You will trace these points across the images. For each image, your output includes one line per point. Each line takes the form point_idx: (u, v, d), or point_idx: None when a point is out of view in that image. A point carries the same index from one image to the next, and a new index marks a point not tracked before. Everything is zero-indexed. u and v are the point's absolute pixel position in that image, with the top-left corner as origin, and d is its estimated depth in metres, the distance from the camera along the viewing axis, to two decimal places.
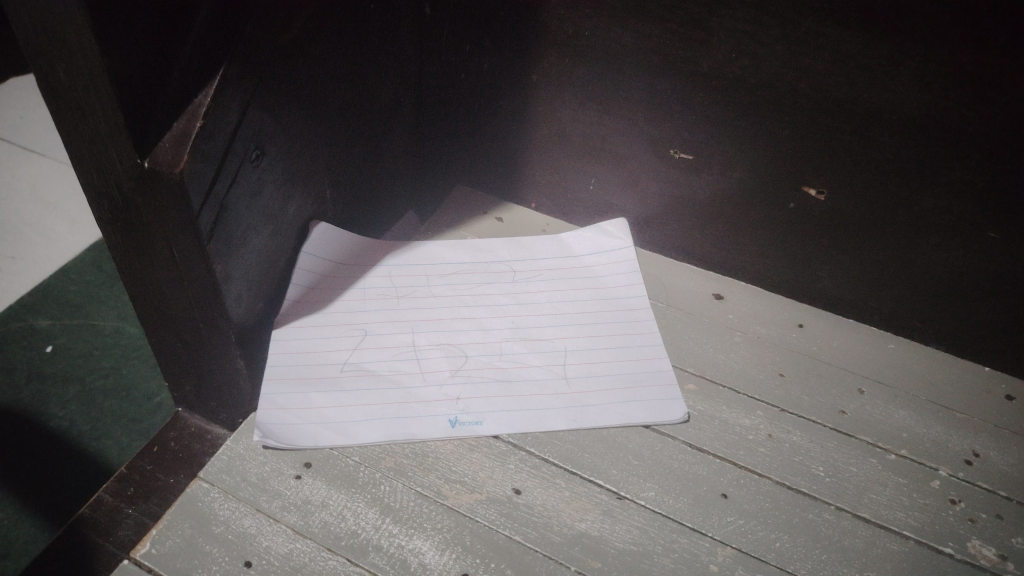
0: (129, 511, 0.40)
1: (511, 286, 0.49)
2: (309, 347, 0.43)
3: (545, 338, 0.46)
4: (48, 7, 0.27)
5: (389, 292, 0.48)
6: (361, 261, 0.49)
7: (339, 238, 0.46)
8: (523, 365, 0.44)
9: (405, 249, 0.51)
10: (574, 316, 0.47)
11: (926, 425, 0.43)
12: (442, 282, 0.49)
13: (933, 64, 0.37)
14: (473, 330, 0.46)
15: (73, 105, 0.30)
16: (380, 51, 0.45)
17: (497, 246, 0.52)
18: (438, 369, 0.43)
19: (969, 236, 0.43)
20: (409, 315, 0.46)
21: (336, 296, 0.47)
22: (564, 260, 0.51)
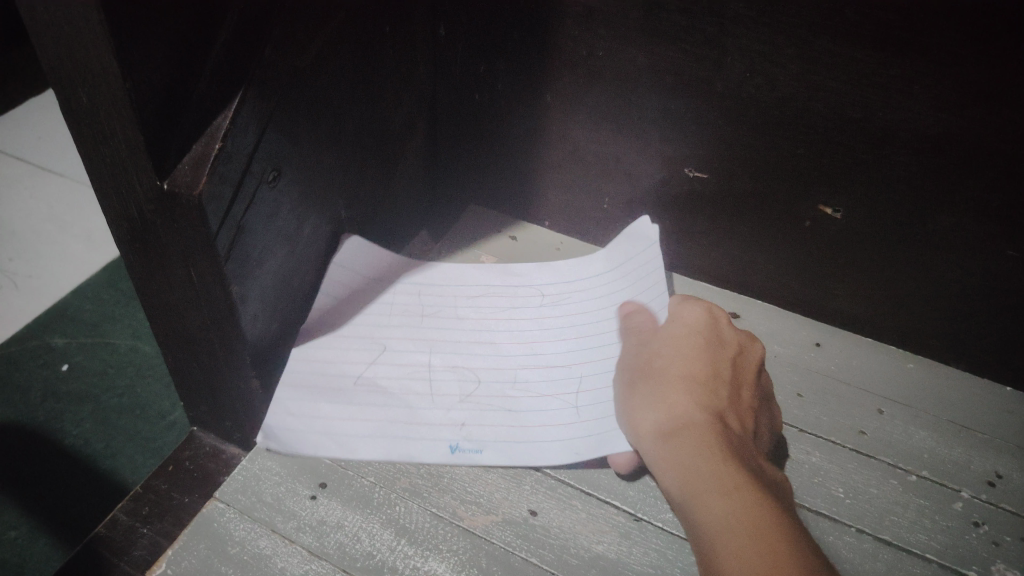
0: (143, 530, 0.41)
1: (537, 312, 0.48)
2: (321, 359, 0.43)
3: (558, 363, 0.45)
4: (69, 35, 0.28)
5: (416, 312, 0.47)
6: (387, 279, 0.49)
7: (354, 253, 0.46)
8: (541, 398, 0.42)
9: (433, 268, 0.50)
10: (593, 340, 0.46)
11: (947, 446, 0.43)
12: (464, 306, 0.48)
13: (947, 85, 0.37)
14: (486, 353, 0.45)
15: (94, 129, 0.30)
16: (392, 75, 0.45)
17: (518, 269, 0.51)
18: (448, 396, 0.42)
19: (986, 254, 0.42)
20: (432, 336, 0.46)
21: (361, 310, 0.47)
22: (588, 276, 0.50)
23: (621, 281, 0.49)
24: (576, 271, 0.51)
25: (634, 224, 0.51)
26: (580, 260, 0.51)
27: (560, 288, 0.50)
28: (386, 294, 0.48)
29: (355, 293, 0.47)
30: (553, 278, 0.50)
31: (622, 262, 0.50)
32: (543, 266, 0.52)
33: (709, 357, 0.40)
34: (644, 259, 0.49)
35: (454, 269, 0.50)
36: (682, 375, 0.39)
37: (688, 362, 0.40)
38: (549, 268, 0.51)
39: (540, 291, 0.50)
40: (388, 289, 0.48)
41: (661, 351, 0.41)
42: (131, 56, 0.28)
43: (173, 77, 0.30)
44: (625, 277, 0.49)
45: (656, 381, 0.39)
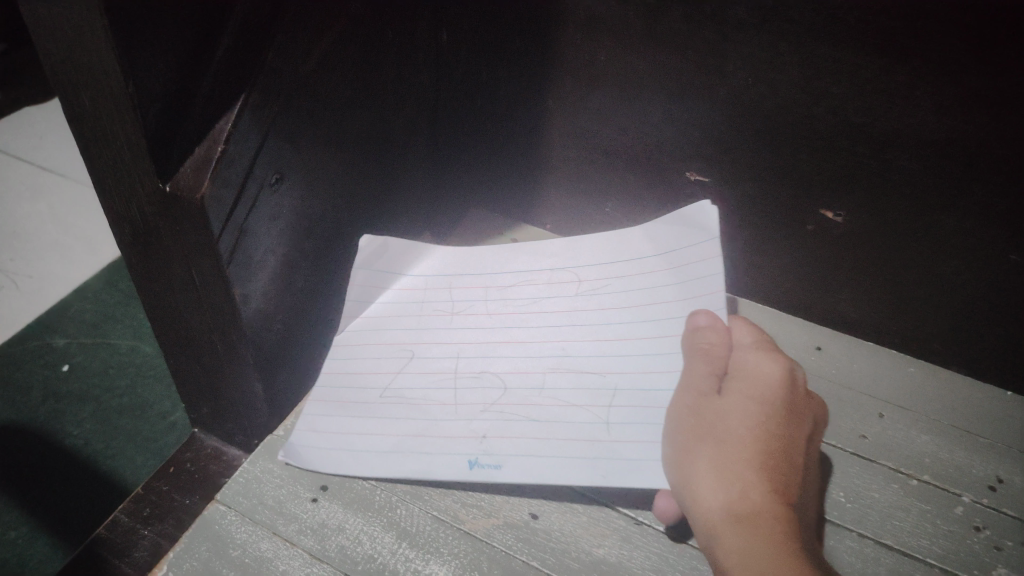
0: (144, 532, 0.43)
1: (571, 304, 0.44)
2: (343, 360, 0.42)
3: (591, 366, 0.41)
4: (73, 41, 0.28)
5: (445, 309, 0.45)
6: (419, 266, 0.47)
7: (379, 253, 0.45)
8: (568, 407, 0.39)
9: (469, 254, 0.47)
10: (635, 342, 0.41)
11: (949, 451, 0.43)
12: (497, 299, 0.45)
13: (950, 90, 0.37)
14: (513, 353, 0.42)
15: (98, 132, 0.31)
16: (395, 78, 0.45)
17: (556, 248, 0.47)
18: (471, 403, 0.39)
19: (989, 259, 0.42)
20: (462, 336, 0.43)
21: (390, 304, 0.45)
22: (633, 259, 0.45)
23: (669, 270, 0.44)
24: (617, 251, 0.46)
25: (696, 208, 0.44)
26: (623, 233, 0.46)
27: (598, 277, 0.45)
28: (412, 280, 0.46)
29: (379, 283, 0.46)
30: (591, 259, 0.46)
31: (670, 245, 0.44)
32: (582, 239, 0.47)
33: (789, 429, 0.34)
34: (699, 243, 0.43)
35: (489, 251, 0.47)
36: (760, 449, 0.33)
37: (770, 435, 0.33)
38: (593, 243, 0.47)
39: (579, 275, 0.45)
40: (418, 277, 0.47)
41: (740, 411, 0.34)
42: (137, 62, 0.28)
43: (178, 81, 0.30)
44: (668, 266, 0.44)
45: (733, 450, 0.33)
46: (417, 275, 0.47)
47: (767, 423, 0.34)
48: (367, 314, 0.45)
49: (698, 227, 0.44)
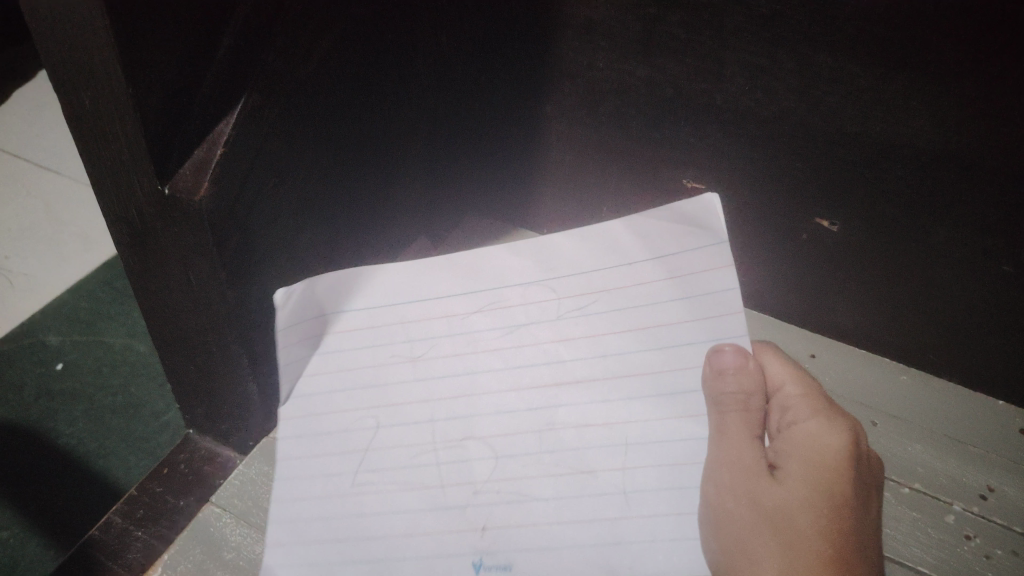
0: (137, 533, 0.43)
1: (553, 331, 0.39)
2: (316, 428, 0.38)
3: (593, 429, 0.37)
4: (77, 44, 0.28)
5: (405, 354, 0.39)
6: (359, 291, 0.40)
7: (304, 304, 0.38)
8: (566, 480, 0.36)
9: (419, 266, 0.40)
10: (642, 380, 0.38)
11: (939, 460, 0.45)
12: (464, 334, 0.39)
13: (945, 102, 0.36)
14: (494, 413, 0.38)
15: (97, 133, 0.31)
16: (393, 83, 0.44)
17: (527, 255, 0.40)
18: (459, 484, 0.36)
19: (981, 268, 0.42)
20: (436, 389, 0.38)
21: (339, 347, 0.39)
22: (623, 264, 0.39)
23: (671, 279, 0.38)
24: (605, 259, 0.39)
25: (700, 202, 0.38)
26: (613, 234, 0.39)
27: (586, 296, 0.39)
28: (363, 313, 0.40)
29: (307, 330, 0.38)
30: (575, 278, 0.40)
31: (672, 252, 0.38)
32: (560, 238, 0.40)
33: (858, 515, 0.35)
34: (702, 249, 0.38)
35: (447, 262, 0.40)
36: (828, 541, 0.34)
37: (836, 529, 0.34)
38: (572, 244, 0.40)
39: (557, 291, 0.40)
40: (365, 304, 0.40)
41: (800, 499, 0.35)
42: (138, 63, 0.28)
43: (179, 83, 0.30)
44: (670, 276, 0.38)
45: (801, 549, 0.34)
46: (360, 307, 0.40)
47: (834, 510, 0.35)
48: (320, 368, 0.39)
49: (703, 232, 0.38)
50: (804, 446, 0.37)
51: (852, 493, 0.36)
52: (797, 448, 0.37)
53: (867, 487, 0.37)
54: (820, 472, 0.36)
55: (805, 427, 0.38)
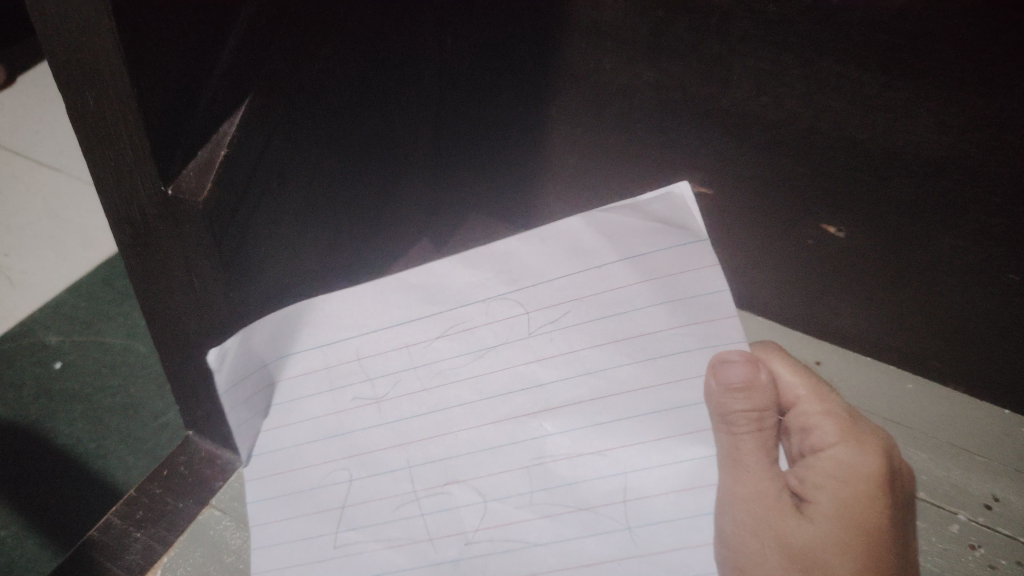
0: (137, 535, 0.44)
1: (530, 355, 0.39)
2: (301, 483, 0.40)
3: (584, 463, 0.38)
4: (82, 42, 0.27)
5: (369, 396, 0.40)
6: (300, 334, 0.39)
7: (243, 364, 0.38)
8: (557, 522, 0.38)
9: (360, 292, 0.40)
10: (637, 397, 0.38)
11: (944, 468, 0.46)
12: (430, 364, 0.39)
13: (952, 110, 0.36)
14: (476, 451, 0.39)
15: (102, 133, 0.30)
16: (399, 83, 0.44)
17: (490, 270, 0.39)
18: (448, 535, 0.38)
19: (986, 277, 0.42)
20: (406, 430, 0.39)
21: (298, 394, 0.40)
22: (594, 265, 0.38)
23: (648, 281, 0.38)
24: (573, 265, 0.39)
25: (673, 193, 0.37)
26: (580, 237, 0.39)
27: (559, 309, 0.39)
28: (312, 352, 0.40)
29: (247, 391, 0.39)
30: (541, 290, 0.39)
31: (643, 250, 0.38)
32: (519, 245, 0.39)
33: (890, 529, 0.36)
34: (676, 246, 0.38)
35: (404, 287, 0.40)
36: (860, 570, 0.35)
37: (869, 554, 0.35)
38: (531, 250, 0.39)
39: (525, 303, 0.39)
40: (315, 341, 0.40)
41: (827, 535, 0.35)
42: (142, 62, 0.27)
43: (184, 81, 0.30)
44: (646, 278, 0.38)
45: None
46: (308, 347, 0.40)
47: (862, 542, 0.35)
48: (286, 420, 0.40)
49: (674, 231, 0.37)
50: (827, 472, 0.37)
51: (882, 515, 0.36)
52: (820, 474, 0.37)
53: (900, 499, 0.37)
54: (844, 500, 0.36)
55: (829, 452, 0.38)
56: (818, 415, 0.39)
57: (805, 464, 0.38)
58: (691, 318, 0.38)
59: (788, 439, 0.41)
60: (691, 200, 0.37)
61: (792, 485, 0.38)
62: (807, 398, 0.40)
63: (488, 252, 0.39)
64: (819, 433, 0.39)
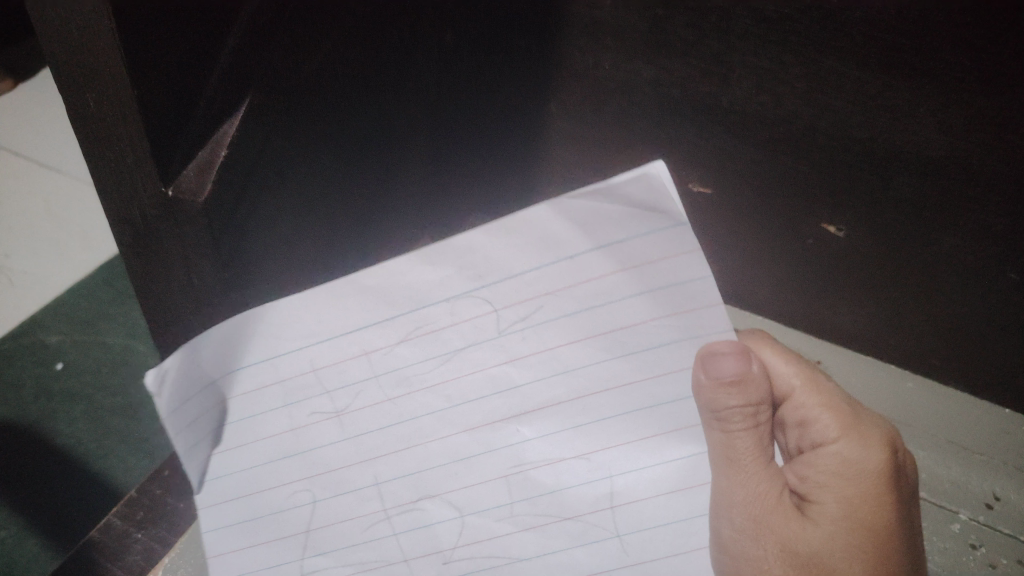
0: (138, 535, 0.47)
1: (504, 352, 0.36)
2: (264, 506, 0.39)
3: (564, 472, 0.37)
4: (81, 41, 0.27)
5: (329, 410, 0.37)
6: (241, 351, 0.36)
7: (180, 381, 0.34)
8: (542, 534, 0.38)
9: (313, 291, 0.35)
10: (618, 394, 0.36)
11: (946, 467, 0.48)
12: (392, 372, 0.36)
13: (954, 109, 0.36)
14: (450, 464, 0.38)
15: (102, 133, 0.29)
16: (407, 81, 0.43)
17: (449, 265, 0.34)
18: (425, 551, 0.38)
19: (988, 276, 0.42)
20: (370, 447, 0.38)
21: (251, 410, 0.37)
22: (564, 257, 0.34)
23: (622, 270, 0.34)
24: (543, 255, 0.34)
25: (636, 175, 0.31)
26: (547, 223, 0.33)
27: (528, 304, 0.35)
28: (257, 367, 0.36)
29: (191, 415, 0.36)
30: (510, 281, 0.34)
31: (615, 236, 0.33)
32: (481, 234, 0.34)
33: (890, 523, 0.37)
34: (658, 231, 0.33)
35: (357, 285, 0.35)
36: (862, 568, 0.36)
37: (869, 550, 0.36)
38: (495, 242, 0.34)
39: (493, 299, 0.35)
40: (263, 352, 0.36)
41: (825, 535, 0.37)
42: (140, 61, 0.28)
43: (179, 81, 0.30)
44: (621, 268, 0.34)
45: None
46: (257, 362, 0.36)
47: (864, 540, 0.36)
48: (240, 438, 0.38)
49: (649, 212, 0.32)
50: (828, 466, 0.39)
51: (882, 512, 0.37)
52: (823, 471, 0.39)
53: (903, 491, 0.38)
54: (847, 492, 0.38)
55: (829, 446, 0.39)
56: (817, 409, 0.41)
57: (804, 460, 0.40)
58: (661, 310, 0.34)
59: (789, 433, 0.42)
60: (668, 179, 0.31)
61: (792, 483, 0.40)
62: (804, 389, 0.41)
63: (447, 243, 0.34)
64: (818, 427, 0.40)
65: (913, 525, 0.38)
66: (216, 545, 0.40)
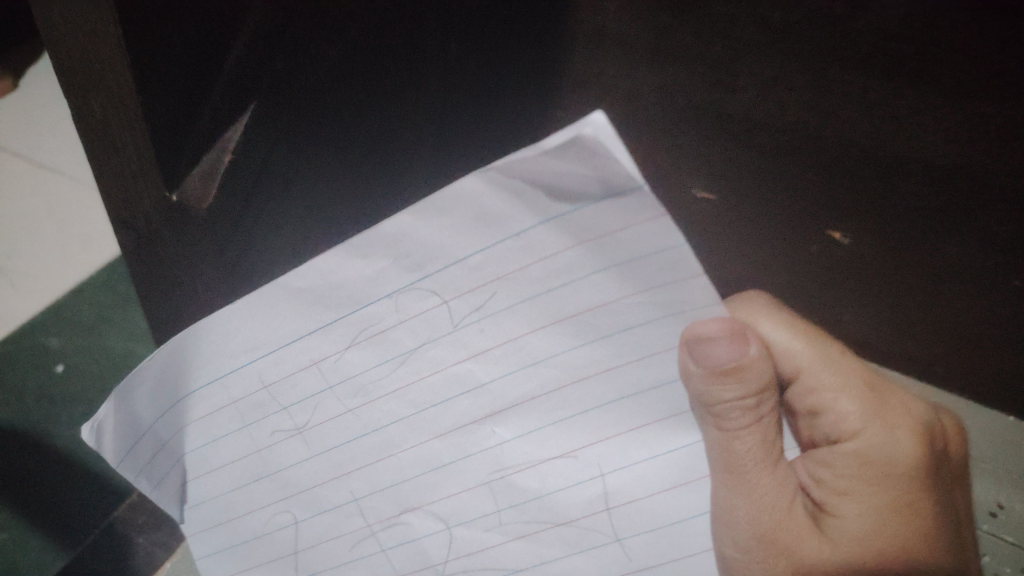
0: (140, 540, 0.48)
1: (473, 345, 0.34)
2: (253, 529, 0.41)
3: (545, 474, 0.36)
4: (91, 46, 0.26)
5: (289, 427, 0.37)
6: (187, 375, 0.35)
7: (124, 425, 0.36)
8: (532, 543, 0.38)
9: (251, 297, 0.33)
10: (600, 377, 0.34)
11: None
12: (347, 381, 0.36)
13: (960, 116, 0.35)
14: (431, 471, 0.37)
15: (108, 139, 0.29)
16: (420, 95, 0.42)
17: (382, 257, 0.32)
18: (418, 566, 0.39)
19: (992, 284, 0.42)
20: (342, 459, 0.38)
21: (212, 433, 0.38)
22: (512, 233, 0.31)
23: (581, 244, 0.31)
24: (483, 239, 0.31)
25: (572, 130, 0.28)
26: (485, 203, 0.30)
27: (481, 294, 0.32)
28: (209, 389, 0.36)
29: (146, 457, 0.38)
30: (455, 271, 0.32)
31: (559, 210, 0.30)
32: (407, 220, 0.31)
33: (925, 523, 0.37)
34: (603, 203, 0.29)
35: (289, 289, 0.33)
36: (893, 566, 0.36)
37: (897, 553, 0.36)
38: (427, 228, 0.31)
39: (440, 291, 0.33)
40: (205, 376, 0.36)
41: (849, 540, 0.37)
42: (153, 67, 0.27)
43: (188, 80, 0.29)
44: (576, 243, 0.31)
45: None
46: (205, 384, 0.36)
47: (895, 541, 0.36)
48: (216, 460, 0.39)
49: (569, 189, 0.29)
50: (844, 466, 0.39)
51: (915, 507, 0.37)
52: (841, 475, 0.38)
53: (931, 483, 0.38)
54: (872, 498, 0.37)
55: (848, 440, 0.40)
56: (834, 393, 0.41)
57: (818, 457, 0.40)
58: (636, 291, 0.31)
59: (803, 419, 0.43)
60: (603, 134, 0.28)
61: (805, 482, 0.40)
62: (814, 367, 0.42)
63: (376, 235, 0.32)
64: (834, 418, 0.41)
65: (956, 523, 0.38)
66: (223, 567, 0.42)
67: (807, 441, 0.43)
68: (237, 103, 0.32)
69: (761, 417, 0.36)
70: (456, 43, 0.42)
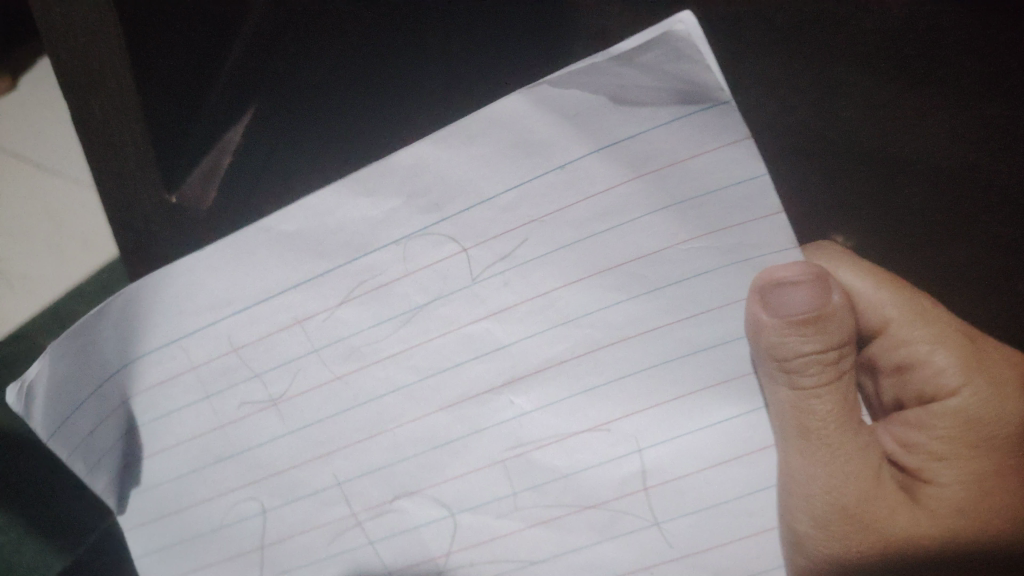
0: None
1: (497, 296, 0.24)
2: (205, 518, 0.28)
3: (575, 450, 0.25)
4: (83, 43, 0.25)
5: (262, 398, 0.26)
6: (144, 327, 0.26)
7: (62, 380, 0.26)
8: (557, 530, 0.26)
9: (237, 240, 0.25)
10: (637, 346, 0.24)
11: None
12: (337, 343, 0.25)
13: None
14: (428, 451, 0.26)
15: (105, 144, 0.27)
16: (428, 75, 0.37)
17: (393, 195, 0.24)
18: (411, 562, 0.27)
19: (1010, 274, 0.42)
20: (326, 437, 0.26)
21: (165, 406, 0.27)
22: (576, 150, 0.23)
23: (641, 176, 0.23)
24: (518, 172, 0.23)
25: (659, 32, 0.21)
26: (526, 126, 0.23)
27: (511, 240, 0.24)
28: (161, 353, 0.26)
29: (87, 427, 0.27)
30: (476, 214, 0.24)
31: (627, 130, 0.22)
32: (433, 150, 0.23)
33: None
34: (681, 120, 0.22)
35: (272, 236, 0.25)
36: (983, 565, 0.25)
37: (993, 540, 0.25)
38: (454, 160, 0.23)
39: (459, 236, 0.24)
40: (163, 335, 0.26)
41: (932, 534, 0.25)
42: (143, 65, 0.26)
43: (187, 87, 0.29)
44: (632, 174, 0.23)
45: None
46: (158, 346, 0.26)
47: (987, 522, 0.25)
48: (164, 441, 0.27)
49: (637, 105, 0.22)
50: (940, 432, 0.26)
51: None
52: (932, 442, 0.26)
53: None
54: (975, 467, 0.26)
55: (947, 402, 0.26)
56: (926, 346, 0.27)
57: (904, 419, 0.27)
58: (763, 252, 0.23)
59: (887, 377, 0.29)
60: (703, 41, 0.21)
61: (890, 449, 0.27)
62: (907, 318, 0.28)
63: (390, 171, 0.24)
64: (929, 373, 0.27)
65: None
66: None
67: (891, 400, 0.29)
68: (235, 107, 0.31)
69: (843, 374, 0.24)
70: (451, 14, 0.38)
